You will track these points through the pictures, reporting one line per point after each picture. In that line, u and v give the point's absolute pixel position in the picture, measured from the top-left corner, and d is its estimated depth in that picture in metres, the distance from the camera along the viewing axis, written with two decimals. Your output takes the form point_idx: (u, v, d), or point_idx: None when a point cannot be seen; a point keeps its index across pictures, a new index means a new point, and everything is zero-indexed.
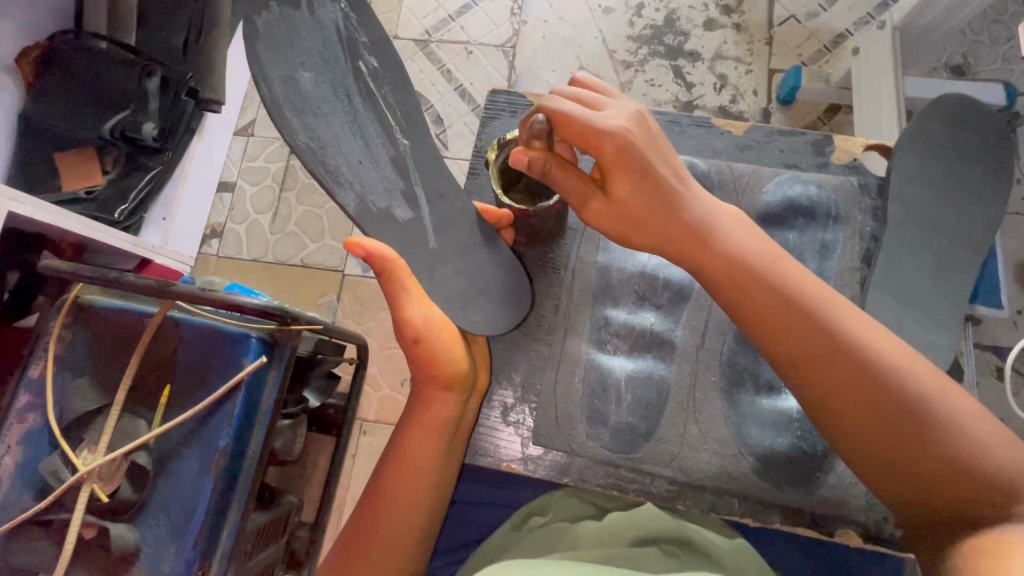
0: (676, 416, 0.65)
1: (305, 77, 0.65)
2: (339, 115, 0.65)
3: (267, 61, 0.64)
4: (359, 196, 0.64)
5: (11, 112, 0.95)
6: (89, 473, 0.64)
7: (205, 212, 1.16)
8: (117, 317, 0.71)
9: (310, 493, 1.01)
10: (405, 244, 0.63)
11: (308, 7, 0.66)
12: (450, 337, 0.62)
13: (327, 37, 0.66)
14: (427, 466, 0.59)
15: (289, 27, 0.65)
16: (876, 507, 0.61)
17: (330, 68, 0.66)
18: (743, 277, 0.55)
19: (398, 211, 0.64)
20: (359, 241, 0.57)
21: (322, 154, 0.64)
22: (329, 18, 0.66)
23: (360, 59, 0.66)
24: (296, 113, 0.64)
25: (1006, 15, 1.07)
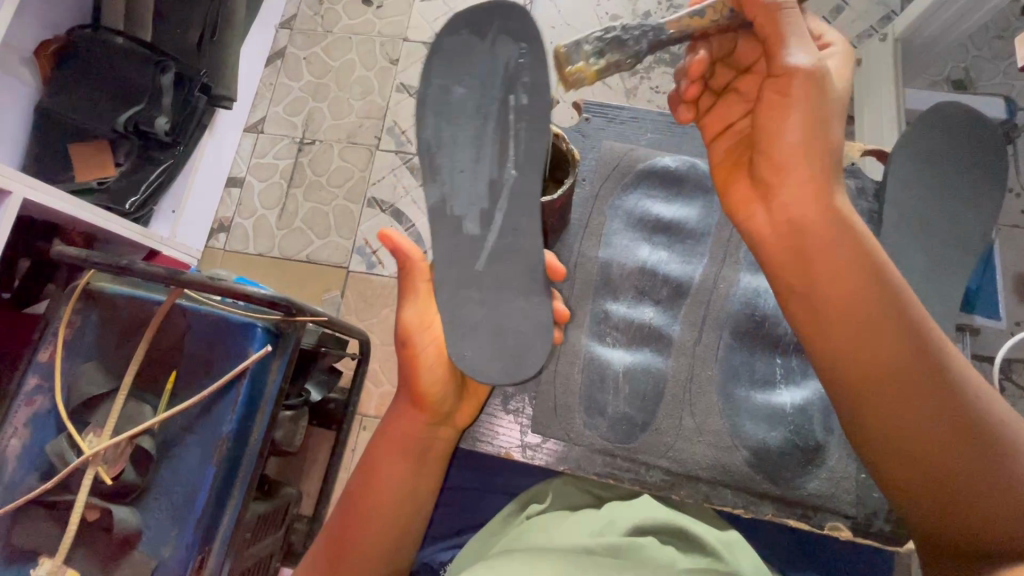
0: (671, 409, 0.66)
1: (458, 93, 0.59)
2: (463, 144, 0.59)
3: (434, 70, 0.59)
4: (440, 197, 0.58)
5: (27, 103, 0.97)
6: (94, 456, 0.65)
7: (213, 206, 1.18)
8: (127, 305, 0.73)
9: (308, 486, 1.02)
10: (455, 259, 0.57)
11: (492, 36, 0.58)
12: (439, 359, 0.57)
13: (495, 61, 0.59)
14: (394, 483, 0.57)
15: (468, 47, 0.59)
16: (867, 502, 0.62)
17: (483, 91, 0.59)
18: (821, 263, 0.49)
19: (467, 223, 0.57)
20: (391, 234, 0.54)
21: (432, 157, 0.59)
22: (505, 54, 0.59)
23: (509, 92, 0.59)
24: (437, 118, 0.59)
25: (1008, 31, 1.08)
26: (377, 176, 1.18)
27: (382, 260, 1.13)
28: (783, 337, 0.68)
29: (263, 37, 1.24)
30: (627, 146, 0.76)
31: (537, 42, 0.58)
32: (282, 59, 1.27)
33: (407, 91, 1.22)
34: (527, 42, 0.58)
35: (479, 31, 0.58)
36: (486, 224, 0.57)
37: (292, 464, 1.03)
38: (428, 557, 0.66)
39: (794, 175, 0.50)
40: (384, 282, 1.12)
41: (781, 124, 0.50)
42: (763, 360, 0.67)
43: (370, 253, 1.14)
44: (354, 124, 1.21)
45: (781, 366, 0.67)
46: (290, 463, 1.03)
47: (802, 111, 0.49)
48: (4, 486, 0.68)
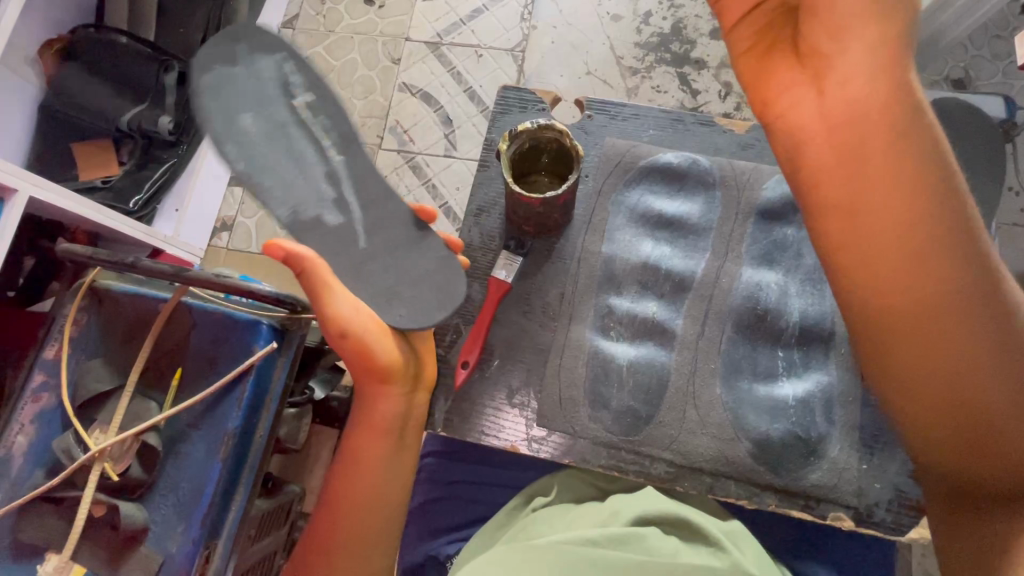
0: (676, 402, 0.66)
1: (246, 119, 0.60)
2: (288, 164, 0.60)
3: (210, 107, 0.59)
4: (292, 217, 0.60)
5: (31, 103, 0.97)
6: (100, 451, 0.65)
7: (216, 205, 1.18)
8: (132, 303, 0.73)
9: (311, 483, 1.02)
10: (349, 244, 0.61)
11: (238, 56, 0.61)
12: (380, 333, 0.62)
13: (261, 80, 0.61)
14: (376, 463, 0.61)
15: (218, 71, 0.60)
16: (868, 493, 0.63)
17: (261, 109, 0.61)
18: (866, 165, 0.43)
19: (328, 217, 0.60)
20: (276, 244, 0.62)
21: (260, 189, 0.59)
22: (264, 67, 0.61)
23: (291, 101, 0.61)
24: (249, 152, 0.59)
25: (1007, 30, 1.09)
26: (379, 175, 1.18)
27: None
28: (786, 331, 0.68)
29: None
30: (629, 143, 0.77)
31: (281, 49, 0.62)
32: None
33: (410, 90, 1.22)
34: (291, 54, 0.61)
35: (226, 56, 0.61)
36: (350, 215, 0.61)
37: (295, 461, 1.03)
38: (434, 550, 0.67)
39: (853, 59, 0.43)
40: None
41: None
42: (766, 353, 0.68)
43: None
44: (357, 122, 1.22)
45: (784, 359, 0.67)
46: (293, 459, 1.03)
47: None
48: (11, 482, 0.68)
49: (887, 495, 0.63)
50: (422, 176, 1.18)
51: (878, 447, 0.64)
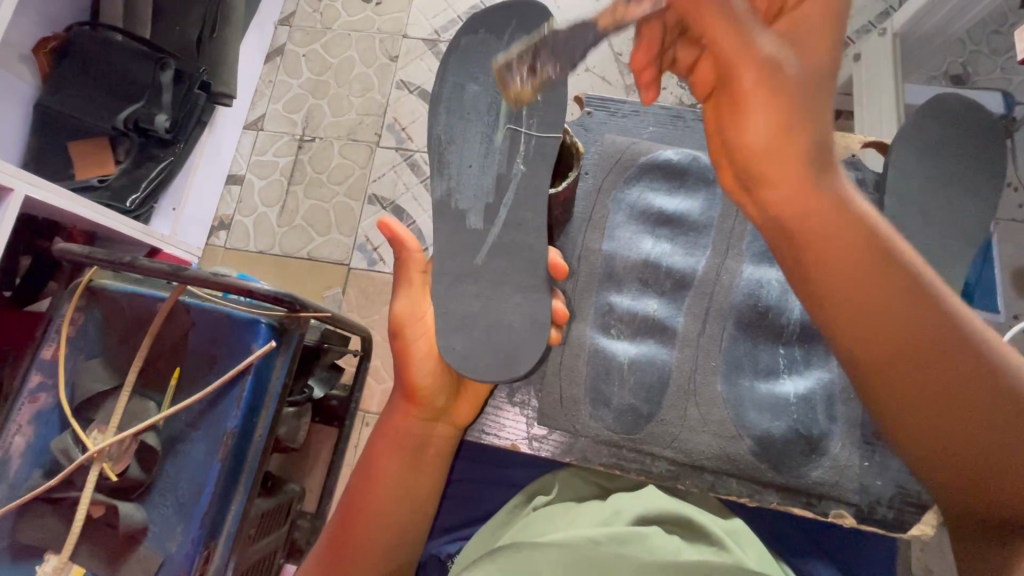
0: (677, 399, 0.66)
1: (471, 88, 0.65)
2: (472, 136, 0.65)
3: (450, 68, 0.66)
4: (447, 191, 0.63)
5: (27, 102, 0.96)
6: (99, 452, 0.65)
7: (213, 204, 1.17)
8: (129, 302, 0.73)
9: (311, 482, 1.02)
10: (472, 253, 0.61)
11: (508, 34, 0.65)
12: (430, 351, 0.60)
13: (509, 60, 0.65)
14: (391, 480, 0.60)
15: (484, 45, 0.65)
16: (870, 490, 0.63)
17: (498, 88, 0.65)
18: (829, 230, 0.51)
19: (470, 218, 0.62)
20: (388, 223, 0.59)
21: (442, 150, 0.65)
22: (521, 52, 0.65)
23: (524, 90, 0.64)
24: (449, 113, 0.65)
25: (1005, 26, 1.08)
26: (377, 174, 1.18)
27: (383, 257, 1.13)
28: (786, 328, 0.68)
29: (262, 35, 1.24)
30: (629, 140, 0.77)
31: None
32: (281, 56, 1.27)
33: (407, 87, 1.22)
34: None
35: (496, 30, 0.65)
36: (490, 217, 0.62)
37: (295, 461, 1.03)
38: (434, 550, 0.66)
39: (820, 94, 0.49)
40: (386, 279, 1.12)
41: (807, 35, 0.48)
42: (766, 351, 0.68)
43: (371, 250, 1.14)
44: (355, 120, 1.21)
45: (784, 356, 0.67)
46: (293, 459, 1.03)
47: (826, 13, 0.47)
48: (9, 483, 0.68)
49: (889, 491, 0.63)
50: (421, 174, 1.17)
51: (880, 444, 0.64)
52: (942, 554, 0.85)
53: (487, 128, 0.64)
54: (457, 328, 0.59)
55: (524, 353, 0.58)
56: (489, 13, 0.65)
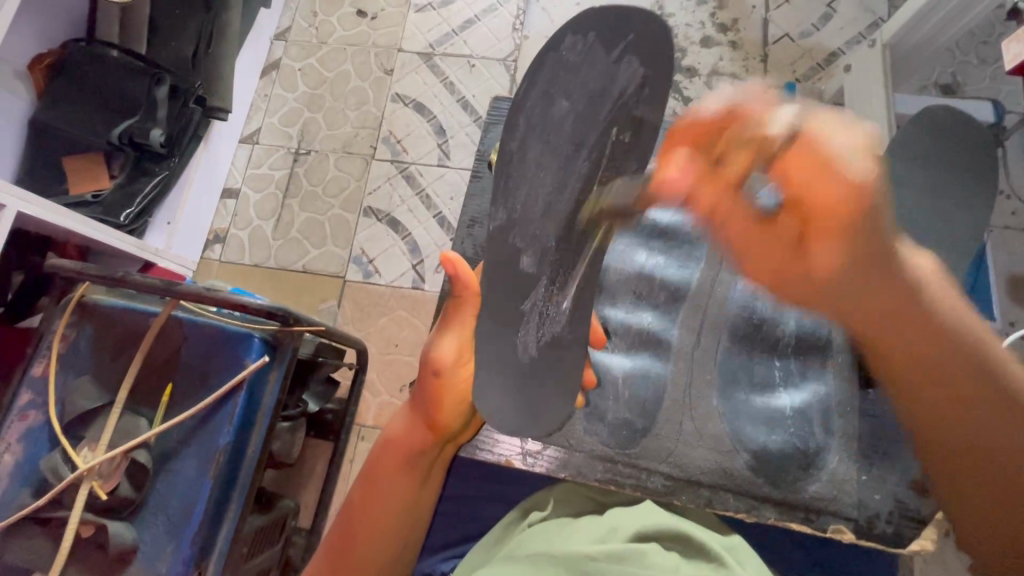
0: (672, 413, 0.66)
1: (562, 105, 0.59)
2: (549, 164, 0.59)
3: (547, 78, 0.59)
4: (507, 223, 0.60)
5: (21, 118, 0.96)
6: (89, 470, 0.64)
7: (208, 218, 1.17)
8: (122, 318, 0.72)
9: (305, 498, 1.00)
10: (517, 298, 0.59)
11: (620, 49, 0.56)
12: (464, 393, 0.62)
13: (607, 83, 0.56)
14: (394, 496, 0.61)
15: (586, 54, 0.57)
16: (868, 504, 0.62)
17: (586, 117, 0.57)
18: (940, 364, 0.47)
19: (524, 258, 0.59)
20: (454, 261, 0.59)
21: (511, 174, 0.60)
22: (624, 76, 0.56)
23: (614, 125, 0.56)
24: (529, 127, 0.60)
25: (993, 36, 1.10)
26: (373, 186, 1.18)
27: (379, 269, 1.13)
28: (781, 341, 0.68)
29: (257, 50, 1.24)
30: None
31: (663, 76, 0.54)
32: (276, 70, 1.27)
33: (403, 100, 1.23)
34: (652, 68, 0.55)
35: (609, 42, 0.56)
36: (545, 260, 0.58)
37: (290, 476, 1.02)
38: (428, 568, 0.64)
39: (838, 250, 0.45)
40: (381, 291, 1.12)
41: (816, 180, 0.43)
42: (762, 364, 0.68)
43: (366, 262, 1.14)
44: (350, 133, 1.22)
45: (780, 369, 0.67)
46: (288, 474, 1.02)
47: (827, 159, 0.42)
48: None
49: (887, 506, 0.62)
50: (416, 187, 1.17)
51: (876, 459, 0.63)
52: (942, 565, 0.84)
53: (564, 163, 0.59)
54: (487, 375, 0.57)
55: (547, 412, 0.55)
56: (605, 17, 0.56)
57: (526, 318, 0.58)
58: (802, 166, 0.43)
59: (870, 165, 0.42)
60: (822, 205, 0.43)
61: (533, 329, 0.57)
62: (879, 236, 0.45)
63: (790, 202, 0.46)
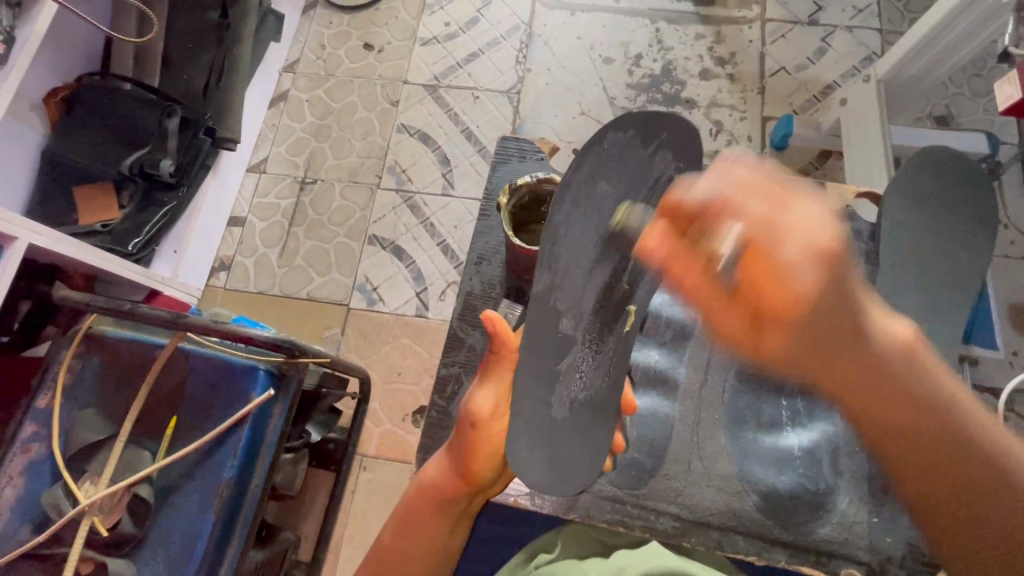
0: (680, 453, 0.66)
1: (603, 187, 0.59)
2: (589, 238, 0.59)
3: (590, 158, 0.59)
4: (549, 286, 0.59)
5: (35, 149, 0.98)
6: (90, 505, 0.64)
7: (214, 246, 1.18)
8: (129, 349, 0.72)
9: (306, 530, 0.99)
10: (553, 357, 0.58)
11: (655, 144, 0.58)
12: (499, 444, 0.60)
13: (647, 174, 0.58)
14: (422, 538, 0.61)
15: (626, 147, 0.59)
16: (880, 547, 0.61)
17: (627, 198, 0.58)
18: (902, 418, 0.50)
19: (564, 321, 0.59)
20: (493, 321, 0.57)
21: (556, 242, 0.59)
22: (660, 167, 0.58)
23: (652, 206, 0.58)
24: (574, 203, 0.59)
25: (984, 69, 1.13)
26: (378, 215, 1.20)
27: (383, 297, 1.14)
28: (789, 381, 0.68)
29: (266, 83, 1.27)
30: None
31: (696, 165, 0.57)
32: (284, 101, 1.30)
33: (408, 130, 1.25)
34: (686, 163, 0.58)
35: (647, 136, 0.58)
36: (581, 324, 0.59)
37: (291, 507, 1.00)
38: None
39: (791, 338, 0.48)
40: (385, 319, 1.12)
41: (769, 284, 0.45)
42: (769, 403, 0.68)
43: (370, 290, 1.15)
44: (356, 162, 1.24)
45: (787, 409, 0.68)
46: (289, 505, 1.00)
47: (780, 255, 0.43)
48: None
49: (900, 549, 0.61)
50: (421, 216, 1.19)
51: (886, 500, 0.63)
52: None
53: (604, 237, 0.58)
54: (520, 435, 0.57)
55: (576, 470, 0.56)
56: (640, 116, 0.59)
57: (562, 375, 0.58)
58: (759, 272, 0.45)
59: (817, 270, 0.43)
60: (772, 297, 0.45)
61: (568, 389, 0.58)
62: (842, 314, 0.46)
63: (746, 289, 0.47)
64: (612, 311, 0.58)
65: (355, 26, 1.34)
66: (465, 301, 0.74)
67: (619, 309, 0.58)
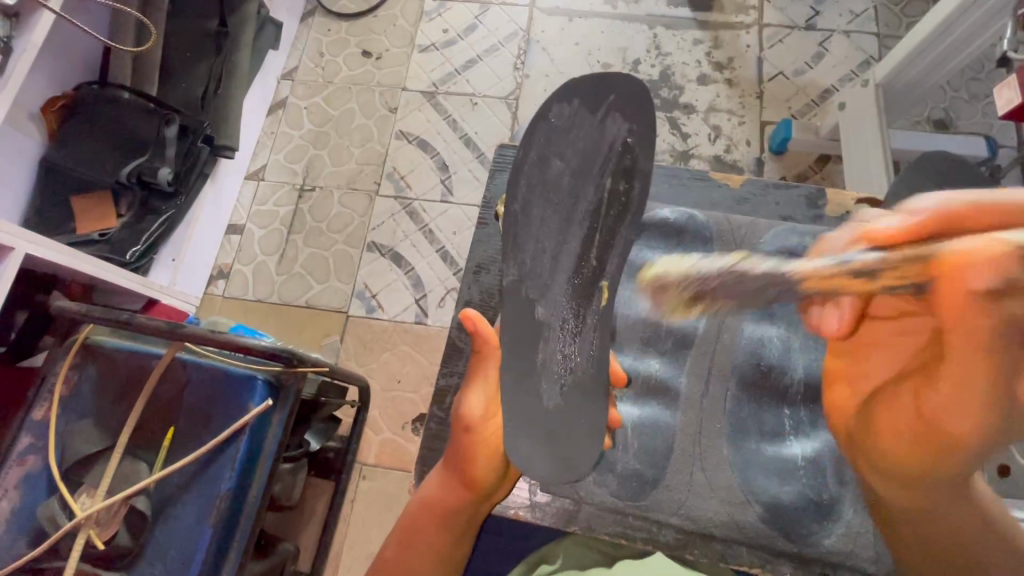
0: (681, 464, 0.65)
1: (557, 163, 0.62)
2: (551, 219, 0.61)
3: (541, 137, 0.63)
4: (519, 276, 0.60)
5: (33, 159, 0.98)
6: (87, 518, 0.63)
7: (213, 253, 1.18)
8: (125, 359, 0.72)
9: (305, 541, 0.98)
10: (532, 346, 0.58)
11: (604, 110, 0.62)
12: (495, 447, 0.60)
13: (600, 141, 0.62)
14: (428, 550, 0.61)
15: (574, 118, 0.62)
16: (886, 559, 0.61)
17: (582, 172, 0.62)
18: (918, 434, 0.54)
19: (540, 307, 0.60)
20: (470, 318, 0.61)
21: (519, 230, 0.61)
22: (613, 132, 0.62)
23: (609, 177, 0.62)
24: (530, 186, 0.62)
25: (982, 73, 1.13)
26: (377, 222, 1.20)
27: (382, 304, 1.14)
28: (790, 388, 0.68)
29: (265, 90, 1.27)
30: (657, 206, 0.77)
31: (648, 127, 0.61)
32: (283, 108, 1.30)
33: (406, 137, 1.25)
34: (637, 124, 0.62)
35: (592, 104, 0.62)
36: (558, 304, 0.60)
37: (290, 517, 0.99)
38: None
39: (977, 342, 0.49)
40: (385, 327, 1.12)
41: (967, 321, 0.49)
42: (771, 413, 0.67)
43: (369, 297, 1.14)
44: (355, 169, 1.24)
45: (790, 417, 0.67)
46: (288, 515, 1.00)
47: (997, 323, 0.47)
48: None
49: None
50: (420, 222, 1.19)
51: None
52: None
53: (565, 214, 0.61)
54: (518, 427, 0.56)
55: (581, 454, 0.56)
56: (585, 84, 0.63)
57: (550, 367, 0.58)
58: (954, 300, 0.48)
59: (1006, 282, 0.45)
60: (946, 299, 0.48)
61: (556, 374, 0.58)
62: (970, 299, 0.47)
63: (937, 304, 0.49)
64: (581, 291, 0.60)
65: (354, 34, 1.34)
66: (464, 310, 0.74)
67: (592, 284, 0.60)
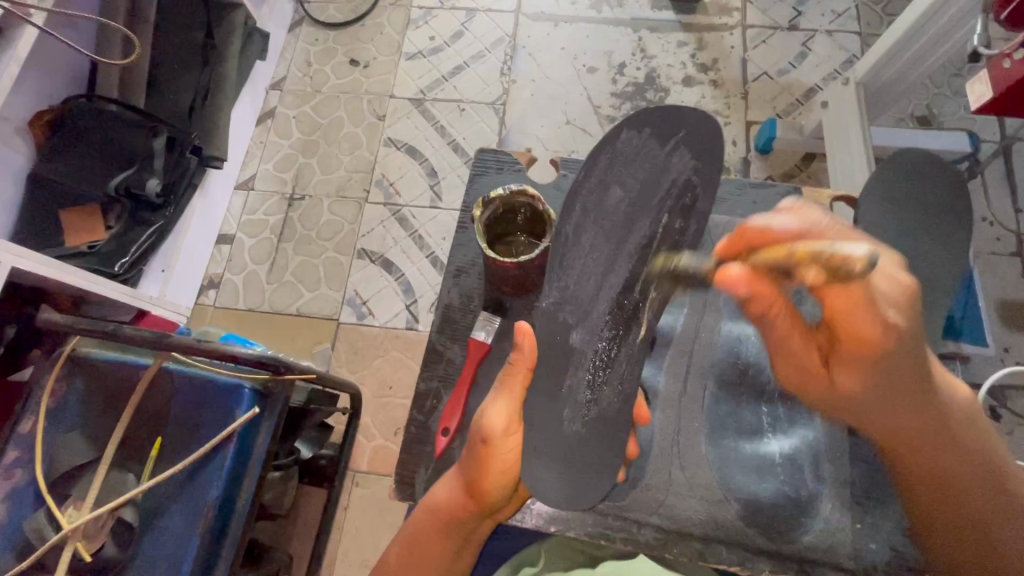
0: (661, 462, 0.65)
1: (615, 193, 0.63)
2: (598, 246, 0.62)
3: (605, 165, 0.63)
4: (559, 298, 0.62)
5: (20, 172, 0.98)
6: (73, 530, 0.63)
7: (203, 263, 1.18)
8: (111, 370, 0.72)
9: (297, 549, 0.98)
10: (562, 372, 0.60)
11: (672, 145, 0.63)
12: (513, 464, 0.58)
13: (662, 175, 0.62)
14: (431, 559, 0.61)
15: (641, 147, 0.63)
16: (863, 554, 0.62)
17: (641, 204, 0.62)
18: (903, 429, 0.58)
19: (575, 332, 0.61)
20: (523, 334, 0.59)
21: (566, 251, 0.62)
22: (677, 168, 0.62)
23: (667, 213, 0.61)
24: (585, 212, 0.63)
25: (963, 70, 1.14)
26: (366, 229, 1.20)
27: (372, 310, 1.14)
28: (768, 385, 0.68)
29: (253, 101, 1.28)
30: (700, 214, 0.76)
31: (712, 170, 0.61)
32: (271, 118, 1.30)
33: (394, 144, 1.26)
34: (703, 163, 0.61)
35: (661, 137, 0.63)
36: (590, 335, 0.60)
37: (282, 527, 0.99)
38: None
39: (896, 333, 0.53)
40: (375, 333, 1.12)
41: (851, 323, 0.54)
42: (750, 410, 0.68)
43: (360, 304, 1.15)
44: (343, 177, 1.24)
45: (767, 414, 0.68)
46: (280, 524, 0.99)
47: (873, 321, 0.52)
48: None
49: (883, 555, 0.61)
50: (409, 228, 1.19)
51: (870, 505, 0.63)
52: None
53: (617, 242, 0.62)
54: (539, 451, 0.59)
55: (593, 486, 0.58)
56: (658, 117, 0.63)
57: (575, 395, 0.60)
58: (843, 301, 0.52)
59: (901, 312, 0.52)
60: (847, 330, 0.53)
61: (581, 403, 0.59)
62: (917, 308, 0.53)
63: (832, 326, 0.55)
64: (620, 318, 0.60)
65: (341, 43, 1.35)
66: (447, 315, 0.74)
67: (627, 320, 0.60)
